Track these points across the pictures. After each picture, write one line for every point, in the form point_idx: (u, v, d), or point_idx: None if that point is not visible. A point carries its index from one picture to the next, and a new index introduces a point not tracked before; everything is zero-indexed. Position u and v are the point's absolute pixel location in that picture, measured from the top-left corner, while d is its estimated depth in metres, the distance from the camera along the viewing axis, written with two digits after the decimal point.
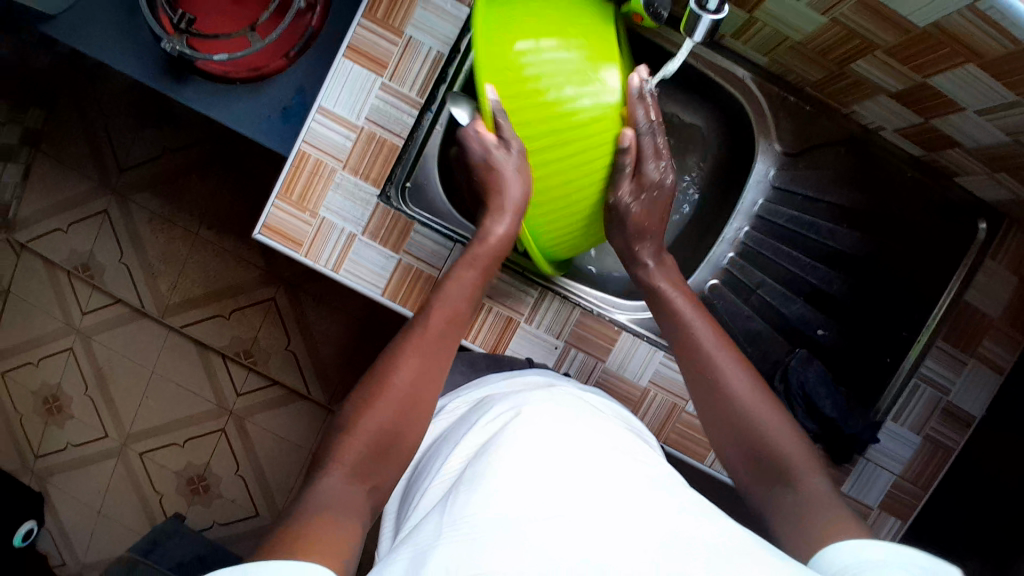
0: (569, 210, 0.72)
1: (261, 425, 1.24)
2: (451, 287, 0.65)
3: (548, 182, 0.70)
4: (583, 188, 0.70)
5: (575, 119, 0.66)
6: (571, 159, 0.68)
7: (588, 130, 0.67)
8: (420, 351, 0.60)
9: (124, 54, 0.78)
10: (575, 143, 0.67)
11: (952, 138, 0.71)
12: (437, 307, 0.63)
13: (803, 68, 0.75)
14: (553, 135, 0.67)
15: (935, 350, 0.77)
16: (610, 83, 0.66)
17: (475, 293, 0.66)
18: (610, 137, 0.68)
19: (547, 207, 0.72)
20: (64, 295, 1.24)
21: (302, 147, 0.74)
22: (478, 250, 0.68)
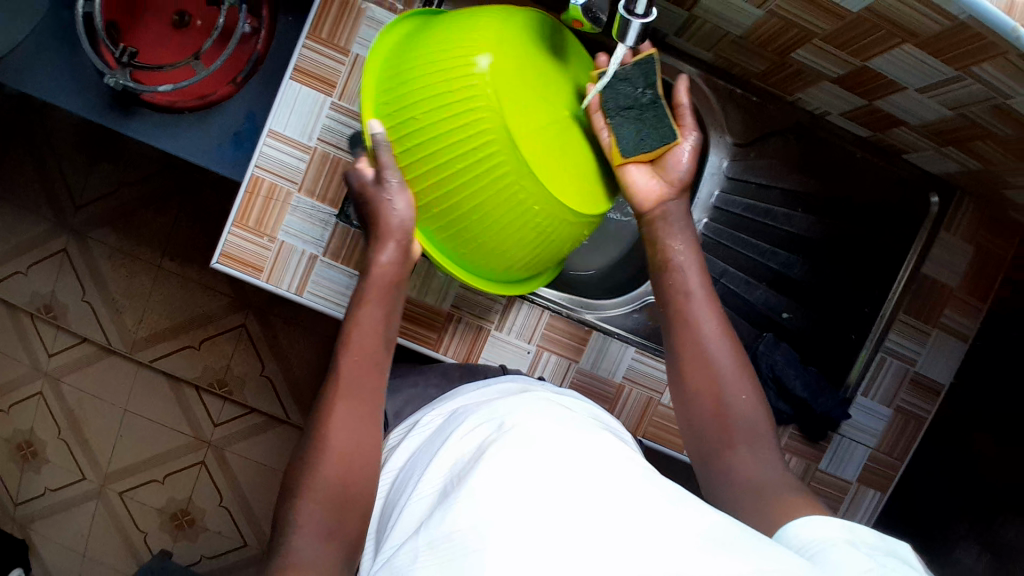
0: (484, 231, 0.65)
1: (242, 454, 1.23)
2: (358, 329, 0.64)
3: (452, 203, 0.64)
4: (485, 203, 0.63)
5: (450, 130, 0.61)
6: (459, 170, 0.62)
7: (466, 137, 0.61)
8: (344, 401, 0.60)
9: (67, 90, 0.77)
10: (460, 153, 0.62)
11: (897, 116, 0.73)
12: (348, 351, 0.63)
13: (747, 60, 0.76)
14: (438, 151, 0.63)
15: (899, 323, 0.79)
16: (482, 80, 0.60)
17: (385, 331, 0.66)
18: (490, 139, 0.60)
19: (463, 232, 0.66)
20: (28, 339, 1.21)
21: (255, 173, 0.73)
22: (368, 285, 0.66)
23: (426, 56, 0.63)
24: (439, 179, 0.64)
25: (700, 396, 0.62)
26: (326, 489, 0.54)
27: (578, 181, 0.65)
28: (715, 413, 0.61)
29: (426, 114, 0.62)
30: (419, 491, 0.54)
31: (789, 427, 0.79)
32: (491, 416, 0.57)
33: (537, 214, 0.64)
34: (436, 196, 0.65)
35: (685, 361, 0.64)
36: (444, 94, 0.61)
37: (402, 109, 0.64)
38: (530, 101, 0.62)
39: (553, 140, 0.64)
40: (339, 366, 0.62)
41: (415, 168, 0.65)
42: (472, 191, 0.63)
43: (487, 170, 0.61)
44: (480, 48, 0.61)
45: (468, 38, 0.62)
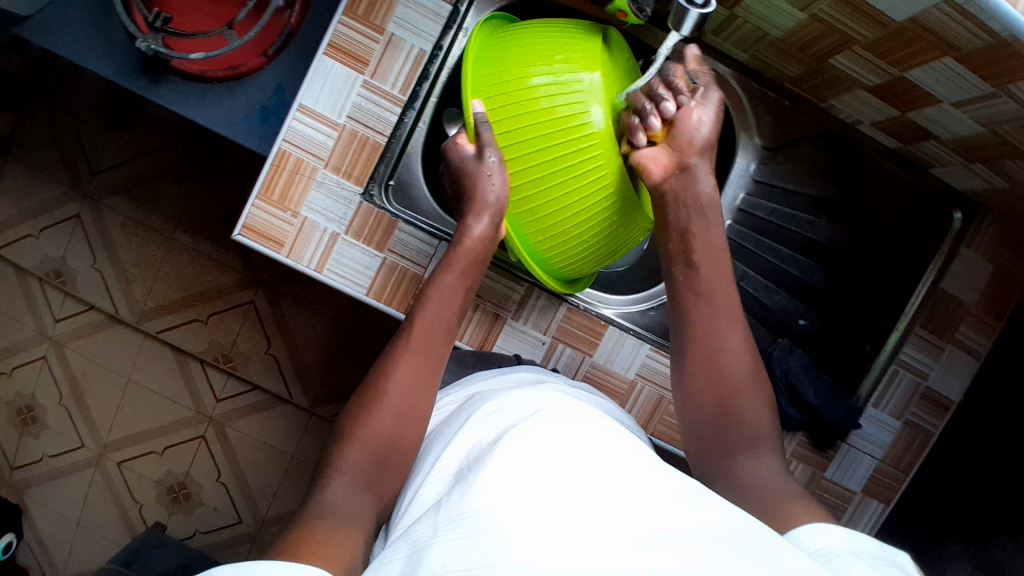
0: (562, 227, 0.68)
1: (242, 431, 1.22)
2: (433, 295, 0.66)
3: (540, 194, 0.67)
4: (573, 201, 0.66)
5: (553, 130, 0.64)
6: (554, 166, 0.65)
7: (567, 138, 0.64)
8: (407, 358, 0.62)
9: (96, 53, 0.76)
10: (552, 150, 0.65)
11: (927, 129, 0.73)
12: (422, 316, 0.65)
13: (782, 63, 0.76)
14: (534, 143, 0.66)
15: (915, 338, 0.79)
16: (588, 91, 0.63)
17: (459, 301, 0.68)
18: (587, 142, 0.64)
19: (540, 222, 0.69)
20: (35, 303, 1.20)
21: (283, 146, 0.72)
22: (455, 253, 0.67)
23: (529, 52, 0.66)
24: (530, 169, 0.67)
25: (718, 397, 0.62)
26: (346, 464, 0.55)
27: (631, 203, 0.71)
28: (734, 416, 0.61)
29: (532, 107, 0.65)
30: (432, 472, 0.54)
31: (798, 433, 0.79)
32: (510, 403, 0.58)
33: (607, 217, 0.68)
34: (526, 186, 0.68)
35: (705, 361, 0.64)
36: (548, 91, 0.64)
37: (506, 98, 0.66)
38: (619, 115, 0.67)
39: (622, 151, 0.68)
40: (409, 325, 0.64)
41: (514, 156, 0.68)
42: (560, 189, 0.66)
43: (580, 172, 0.65)
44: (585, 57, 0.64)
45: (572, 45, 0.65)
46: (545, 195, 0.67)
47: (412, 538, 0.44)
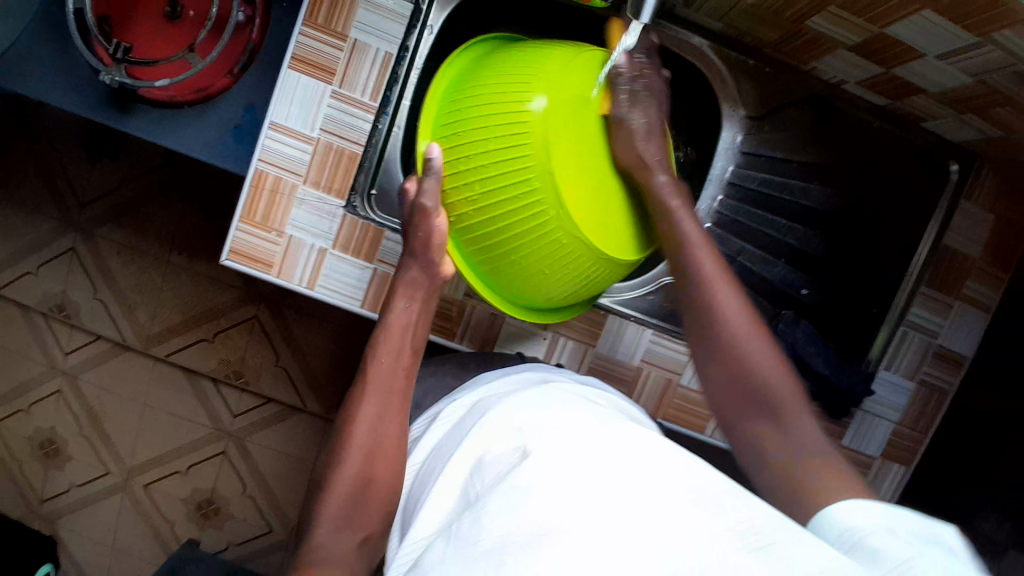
0: (526, 248, 0.62)
1: (262, 444, 1.24)
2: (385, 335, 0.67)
3: (486, 261, 0.66)
4: (524, 247, 0.62)
5: (499, 165, 0.60)
6: (504, 205, 0.60)
7: (510, 176, 0.59)
8: (372, 394, 0.64)
9: (62, 86, 0.76)
10: (510, 187, 0.59)
11: (915, 83, 0.70)
12: (377, 358, 0.66)
13: (760, 30, 0.74)
14: (486, 188, 0.61)
15: (920, 297, 0.78)
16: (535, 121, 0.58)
17: (411, 339, 0.68)
18: (536, 180, 0.58)
19: (490, 262, 0.65)
20: (44, 339, 1.22)
21: (258, 166, 0.72)
22: (395, 289, 0.69)
23: (497, 81, 0.62)
24: (487, 208, 0.62)
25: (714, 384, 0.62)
26: (343, 494, 0.58)
27: (616, 231, 0.63)
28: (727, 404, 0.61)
29: (488, 161, 0.60)
30: (444, 482, 0.55)
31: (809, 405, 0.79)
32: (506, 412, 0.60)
33: (586, 260, 0.62)
34: (480, 216, 0.63)
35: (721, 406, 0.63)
36: (510, 126, 0.59)
37: (461, 148, 0.62)
38: (580, 125, 0.60)
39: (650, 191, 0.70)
40: (368, 363, 0.66)
41: (477, 185, 0.62)
42: (517, 227, 0.61)
43: (516, 207, 0.60)
44: (539, 83, 0.59)
45: (533, 71, 0.61)
46: (503, 228, 0.62)
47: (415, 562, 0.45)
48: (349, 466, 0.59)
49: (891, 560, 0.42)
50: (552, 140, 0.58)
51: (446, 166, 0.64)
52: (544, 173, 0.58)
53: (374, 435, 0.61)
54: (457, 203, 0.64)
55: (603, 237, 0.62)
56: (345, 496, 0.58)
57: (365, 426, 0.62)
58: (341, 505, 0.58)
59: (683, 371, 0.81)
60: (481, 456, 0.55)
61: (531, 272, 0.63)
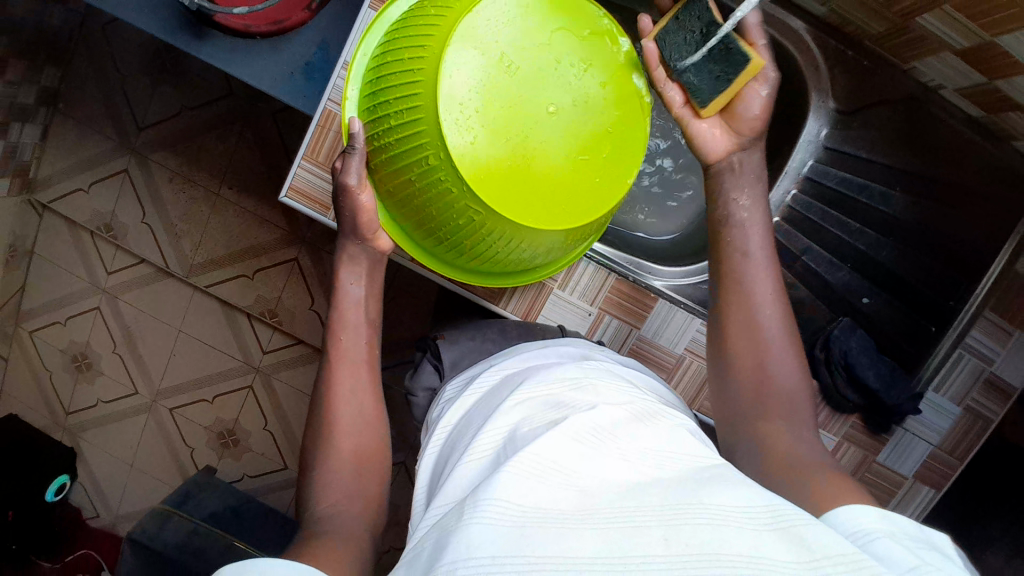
0: (442, 217, 0.61)
1: (287, 384, 1.25)
2: (339, 315, 0.69)
3: (421, 228, 0.65)
4: (442, 216, 0.61)
5: (406, 134, 0.58)
6: (414, 173, 0.59)
7: (411, 145, 0.58)
8: (345, 371, 0.67)
9: (138, 6, 0.75)
10: (415, 158, 0.58)
11: (1015, 100, 0.67)
12: (336, 336, 0.68)
13: (864, 19, 0.71)
14: (395, 157, 0.61)
15: (983, 321, 0.75)
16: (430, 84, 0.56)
17: (364, 313, 0.70)
18: (428, 145, 0.57)
19: (417, 229, 0.65)
20: (88, 255, 1.23)
21: (329, 105, 0.71)
22: (339, 264, 0.70)
23: (411, 41, 0.59)
24: (402, 176, 0.61)
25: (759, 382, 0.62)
26: (343, 473, 0.63)
27: (548, 205, 0.59)
28: None
29: (399, 128, 0.59)
30: (475, 449, 0.56)
31: (852, 417, 0.76)
32: (536, 391, 0.60)
33: (505, 228, 0.59)
34: (398, 186, 0.62)
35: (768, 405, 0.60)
36: (408, 90, 0.58)
37: (378, 115, 0.61)
38: (490, 86, 0.56)
39: (618, 146, 0.61)
40: (330, 344, 0.68)
41: (392, 155, 0.61)
42: (427, 198, 0.60)
43: (422, 176, 0.59)
44: (439, 43, 0.56)
45: (436, 30, 0.57)
46: (419, 198, 0.61)
47: (438, 529, 0.47)
48: (342, 447, 0.64)
49: (901, 564, 0.38)
50: (441, 107, 0.55)
51: (367, 134, 0.63)
52: (438, 142, 0.56)
53: (358, 412, 0.66)
54: (378, 171, 0.64)
55: (517, 203, 0.57)
56: (347, 478, 0.62)
57: (347, 406, 0.66)
58: (341, 484, 0.62)
59: None
60: (514, 429, 0.56)
61: (456, 240, 0.63)
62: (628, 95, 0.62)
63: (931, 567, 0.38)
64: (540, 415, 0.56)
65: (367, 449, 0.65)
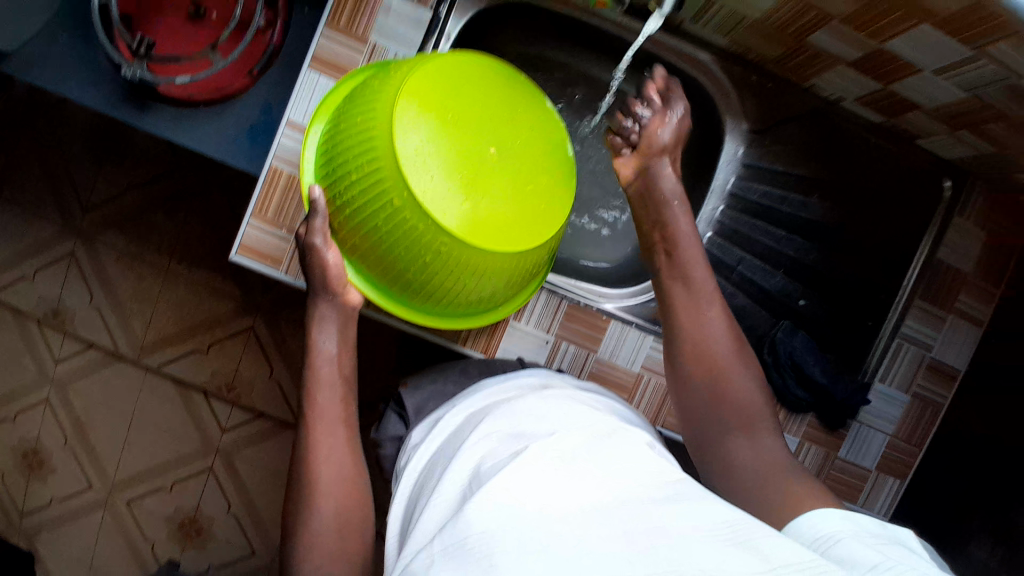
0: (408, 258, 0.62)
1: (250, 461, 1.22)
2: (315, 374, 0.68)
3: (386, 275, 0.66)
4: (409, 257, 0.62)
5: (368, 182, 0.61)
6: (378, 218, 0.62)
7: (375, 191, 0.61)
8: (322, 431, 0.66)
9: (83, 82, 0.78)
10: (379, 203, 0.61)
11: (912, 100, 0.73)
12: (312, 396, 0.68)
13: (761, 47, 0.78)
14: (357, 208, 0.63)
15: (916, 309, 0.80)
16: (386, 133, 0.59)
17: (338, 369, 0.70)
18: (391, 188, 0.59)
19: (383, 277, 0.66)
20: (35, 346, 1.20)
21: (274, 163, 0.73)
22: (311, 322, 0.70)
23: (361, 102, 0.63)
24: (366, 225, 0.63)
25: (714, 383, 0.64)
26: (327, 536, 0.61)
27: (509, 233, 0.62)
28: None
29: (359, 179, 0.62)
30: (442, 488, 0.55)
31: (808, 414, 0.79)
32: (500, 425, 0.60)
33: (471, 259, 0.62)
34: (362, 235, 0.64)
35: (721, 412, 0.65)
36: (364, 143, 0.61)
37: (337, 172, 0.64)
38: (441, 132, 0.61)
39: (552, 185, 0.67)
40: (306, 404, 0.67)
41: (354, 205, 0.63)
42: (393, 240, 0.62)
43: (387, 218, 0.61)
44: (389, 98, 0.61)
45: (384, 89, 0.62)
46: (384, 242, 0.63)
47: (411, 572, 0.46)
48: (325, 508, 0.62)
49: (863, 564, 0.43)
50: (400, 150, 0.59)
51: (326, 191, 0.65)
52: (401, 183, 0.59)
53: (339, 471, 0.65)
54: (342, 224, 0.65)
55: (478, 233, 0.61)
56: (331, 540, 0.61)
57: (326, 466, 0.64)
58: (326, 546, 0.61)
59: None
60: (480, 463, 0.55)
61: (423, 280, 0.64)
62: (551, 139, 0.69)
63: (894, 560, 0.43)
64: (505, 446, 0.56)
65: (349, 507, 0.64)
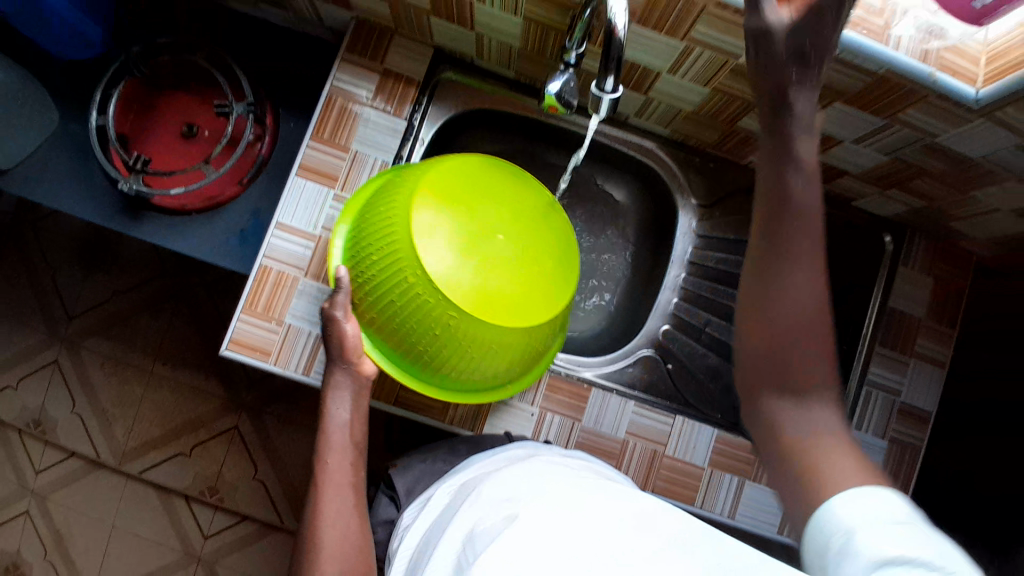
0: (422, 333, 0.66)
1: (232, 568, 1.18)
2: (327, 438, 0.69)
3: (403, 351, 0.69)
4: (422, 331, 0.66)
5: (387, 262, 0.65)
6: (394, 295, 0.65)
7: (392, 268, 0.65)
8: (332, 494, 0.67)
9: (79, 196, 0.82)
10: (395, 281, 0.65)
11: (840, 167, 0.81)
12: (324, 459, 0.69)
13: (699, 132, 0.86)
14: (376, 286, 0.67)
15: (879, 356, 0.84)
16: (404, 214, 0.65)
17: (352, 434, 0.71)
18: (406, 265, 0.64)
19: (400, 354, 0.69)
20: (15, 455, 1.17)
21: (264, 262, 0.77)
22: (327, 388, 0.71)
23: (385, 191, 0.69)
24: (385, 302, 0.67)
25: None
26: None
27: (516, 309, 0.66)
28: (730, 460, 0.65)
29: (378, 259, 0.66)
30: (436, 560, 0.56)
31: None
32: (490, 492, 0.62)
33: (479, 334, 0.65)
34: (381, 313, 0.68)
35: None
36: (386, 226, 0.66)
37: (360, 254, 0.69)
38: (456, 215, 0.66)
39: (558, 270, 0.71)
40: (317, 467, 0.68)
41: (374, 285, 0.67)
42: (408, 316, 0.65)
43: (402, 294, 0.65)
44: (409, 185, 0.67)
45: (406, 179, 0.68)
46: (400, 319, 0.66)
47: None
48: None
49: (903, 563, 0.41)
50: (414, 230, 0.64)
51: (349, 272, 0.69)
52: (415, 260, 0.63)
53: (343, 538, 0.65)
54: (362, 304, 0.69)
55: (483, 308, 0.64)
56: None
57: (332, 532, 0.65)
58: None
59: (668, 441, 0.83)
60: (472, 529, 0.57)
61: (437, 354, 0.67)
62: (559, 222, 0.73)
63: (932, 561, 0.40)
64: (496, 509, 0.58)
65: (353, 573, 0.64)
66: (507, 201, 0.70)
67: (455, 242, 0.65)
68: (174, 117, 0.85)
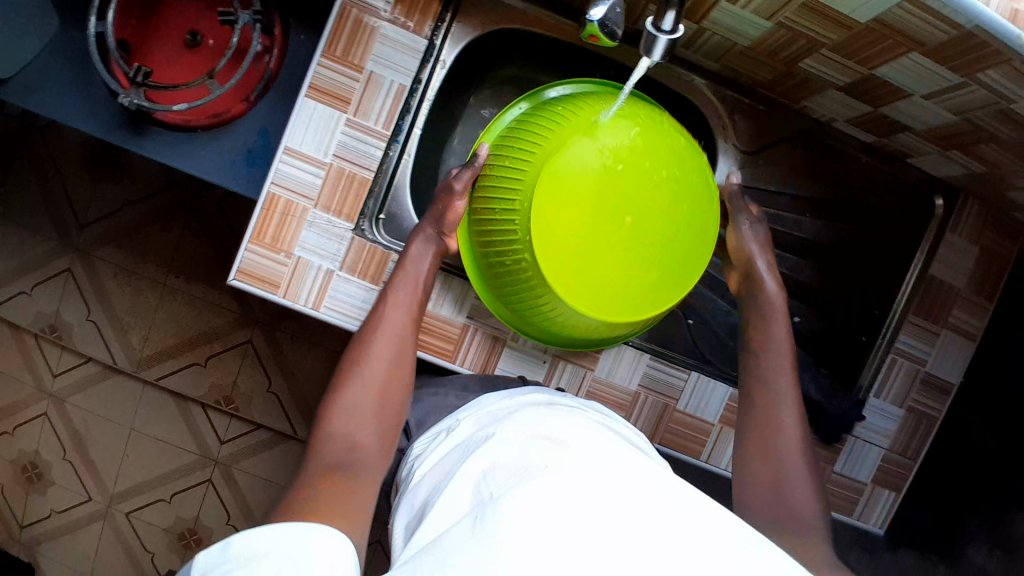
0: (510, 264, 0.69)
1: (248, 473, 1.22)
2: (402, 270, 0.72)
3: (501, 278, 0.72)
4: (512, 262, 0.69)
5: (514, 177, 0.68)
6: (505, 214, 0.69)
7: (513, 185, 0.68)
8: (394, 314, 0.70)
9: (80, 108, 0.78)
10: (511, 201, 0.68)
11: (900, 122, 0.74)
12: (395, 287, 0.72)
13: (755, 69, 0.77)
14: (499, 196, 0.70)
15: (910, 325, 0.81)
16: (556, 140, 0.66)
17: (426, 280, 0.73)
18: (522, 189, 0.66)
19: (497, 276, 0.73)
20: (32, 359, 1.20)
21: (271, 189, 0.73)
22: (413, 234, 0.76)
23: (567, 113, 0.69)
24: (498, 214, 0.70)
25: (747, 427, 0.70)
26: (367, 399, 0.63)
27: (595, 289, 0.65)
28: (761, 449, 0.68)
29: (513, 173, 0.69)
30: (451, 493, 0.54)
31: None
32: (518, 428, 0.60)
33: (549, 290, 0.66)
34: (491, 227, 0.72)
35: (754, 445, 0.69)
36: (535, 142, 0.68)
37: (506, 157, 0.72)
38: (599, 175, 0.65)
39: (671, 272, 0.67)
40: (388, 288, 0.71)
41: (496, 191, 0.71)
42: (508, 243, 0.69)
43: (509, 216, 0.68)
44: (581, 121, 0.66)
45: (591, 113, 0.67)
46: (502, 244, 0.70)
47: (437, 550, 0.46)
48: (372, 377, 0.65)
49: None
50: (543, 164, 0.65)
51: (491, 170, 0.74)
52: (530, 188, 0.65)
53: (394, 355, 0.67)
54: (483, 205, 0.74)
55: (564, 273, 0.64)
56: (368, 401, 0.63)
57: (384, 343, 0.67)
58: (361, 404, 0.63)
59: (680, 396, 0.82)
60: (500, 465, 0.55)
61: (519, 292, 0.70)
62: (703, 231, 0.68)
63: None
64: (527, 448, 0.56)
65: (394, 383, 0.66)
66: (657, 191, 0.66)
67: (577, 199, 0.64)
68: (177, 25, 0.80)
